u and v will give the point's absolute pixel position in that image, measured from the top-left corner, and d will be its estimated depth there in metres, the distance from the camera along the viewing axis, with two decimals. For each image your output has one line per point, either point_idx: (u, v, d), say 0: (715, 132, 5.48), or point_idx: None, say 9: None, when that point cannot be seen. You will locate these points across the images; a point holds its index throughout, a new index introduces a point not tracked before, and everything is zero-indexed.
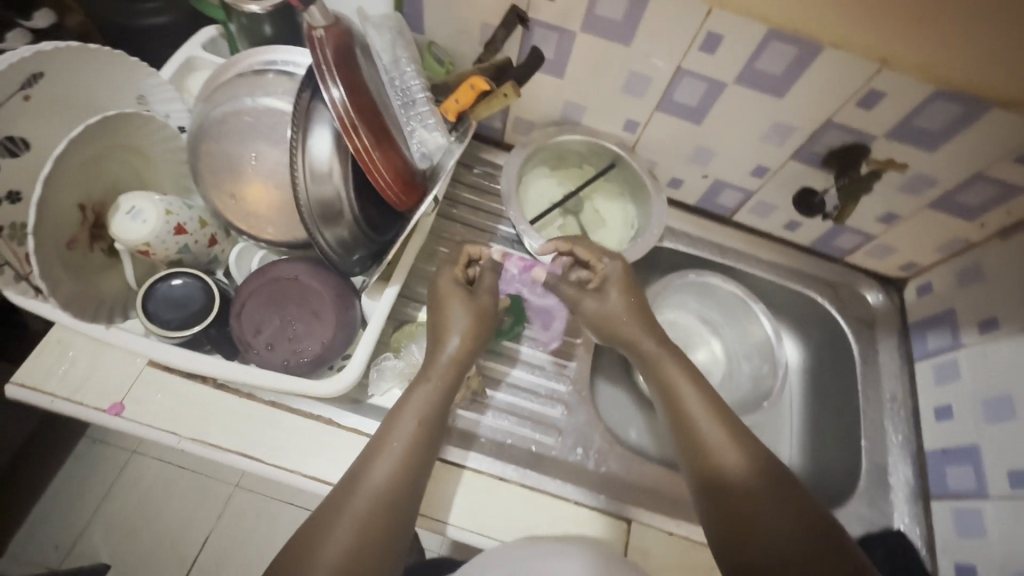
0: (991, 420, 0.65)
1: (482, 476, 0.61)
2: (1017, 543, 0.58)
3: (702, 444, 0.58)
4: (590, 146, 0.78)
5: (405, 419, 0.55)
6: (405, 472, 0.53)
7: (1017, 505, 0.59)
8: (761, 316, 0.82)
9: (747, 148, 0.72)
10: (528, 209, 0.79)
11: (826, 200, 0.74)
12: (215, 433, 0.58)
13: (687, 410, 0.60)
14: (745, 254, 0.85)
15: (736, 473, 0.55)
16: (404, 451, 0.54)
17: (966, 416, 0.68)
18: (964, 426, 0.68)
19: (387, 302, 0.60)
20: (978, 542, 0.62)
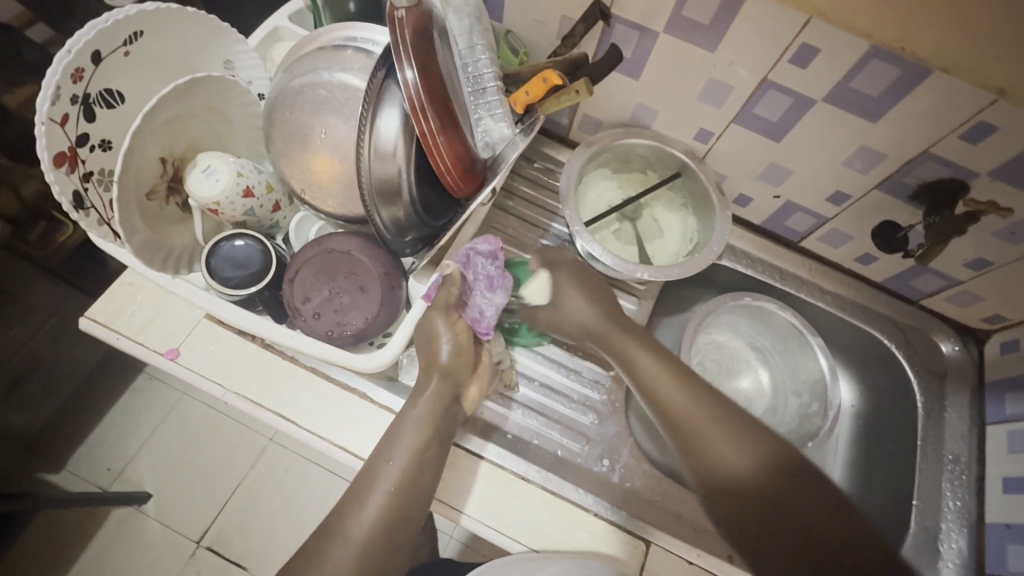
0: None
1: (507, 475, 0.61)
2: None
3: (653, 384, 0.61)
4: (655, 152, 0.75)
5: (394, 447, 0.55)
6: (388, 517, 0.53)
7: None
8: (818, 351, 0.77)
9: (828, 171, 0.67)
10: (583, 210, 0.77)
11: (910, 237, 0.69)
12: (258, 391, 0.61)
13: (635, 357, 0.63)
14: (809, 283, 0.80)
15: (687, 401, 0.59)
16: (394, 483, 0.54)
17: None
18: None
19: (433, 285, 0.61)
20: None
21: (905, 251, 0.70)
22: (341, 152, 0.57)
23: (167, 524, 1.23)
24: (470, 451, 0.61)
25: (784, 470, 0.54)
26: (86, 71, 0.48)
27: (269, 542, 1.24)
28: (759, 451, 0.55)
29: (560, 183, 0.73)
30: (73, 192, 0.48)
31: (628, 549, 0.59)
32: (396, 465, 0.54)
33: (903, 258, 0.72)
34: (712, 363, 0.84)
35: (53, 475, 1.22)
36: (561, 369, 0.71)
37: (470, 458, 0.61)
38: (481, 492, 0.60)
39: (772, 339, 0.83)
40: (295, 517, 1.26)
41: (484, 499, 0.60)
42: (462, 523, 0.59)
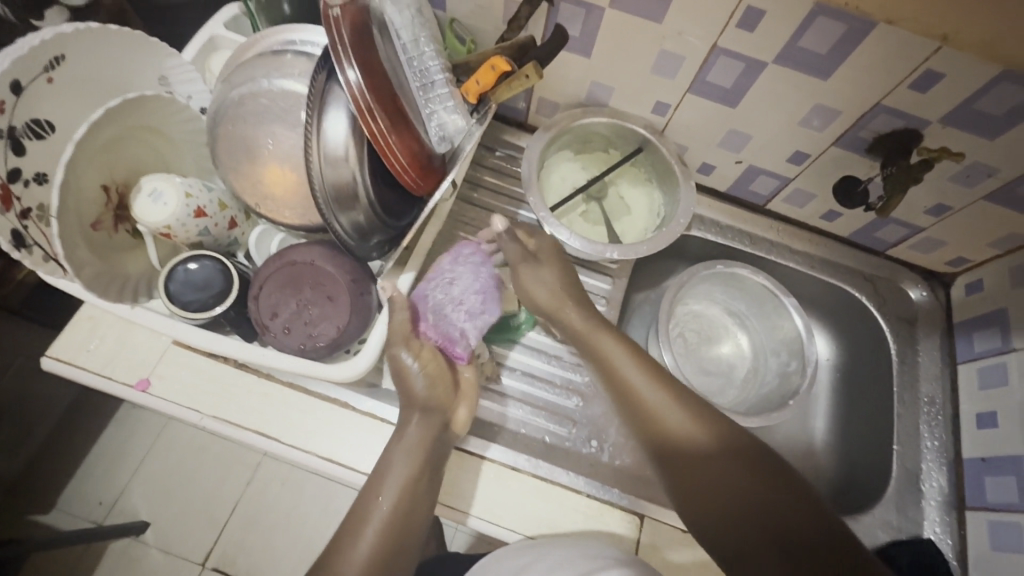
0: None
1: (485, 462, 0.61)
2: None
3: (627, 388, 0.59)
4: (614, 129, 0.75)
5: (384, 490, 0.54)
6: (383, 553, 0.52)
7: None
8: (792, 311, 0.78)
9: (786, 133, 0.67)
10: (548, 194, 0.77)
11: (870, 189, 0.69)
12: (235, 412, 0.60)
13: (617, 367, 0.60)
14: (778, 245, 0.81)
15: (661, 407, 0.56)
16: (383, 519, 0.53)
17: (1012, 425, 0.64)
18: (1009, 434, 0.64)
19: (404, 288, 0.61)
20: (1015, 557, 0.60)
21: (868, 205, 0.71)
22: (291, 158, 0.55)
23: (168, 550, 1.22)
24: (496, 460, 0.61)
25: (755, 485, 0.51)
26: (7, 101, 0.46)
27: (272, 558, 1.23)
28: (733, 451, 0.53)
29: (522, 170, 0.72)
30: (12, 231, 0.46)
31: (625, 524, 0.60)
32: (380, 518, 0.53)
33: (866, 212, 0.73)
34: (691, 333, 0.84)
35: (44, 515, 1.20)
36: (544, 356, 0.71)
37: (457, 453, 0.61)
38: (484, 491, 0.60)
39: (749, 304, 0.84)
40: (297, 530, 1.25)
41: (481, 495, 0.60)
42: (470, 523, 0.59)
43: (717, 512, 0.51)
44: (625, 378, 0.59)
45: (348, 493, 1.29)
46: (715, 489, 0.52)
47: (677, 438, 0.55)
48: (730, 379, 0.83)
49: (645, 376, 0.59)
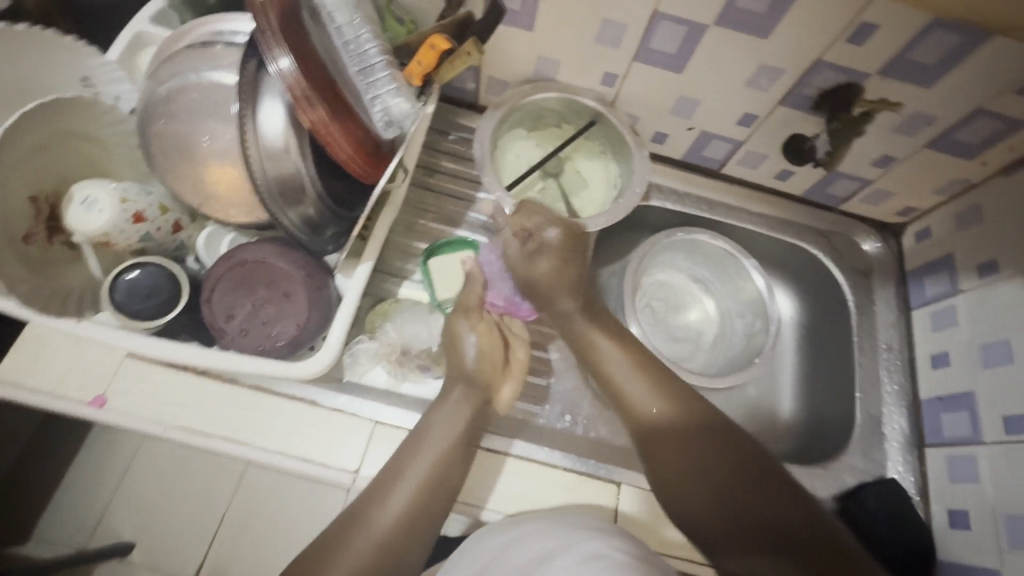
0: (984, 365, 0.64)
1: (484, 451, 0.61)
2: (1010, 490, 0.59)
3: (603, 372, 0.62)
4: (565, 103, 0.74)
5: (424, 451, 0.55)
6: (415, 510, 0.53)
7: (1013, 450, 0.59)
8: (753, 272, 0.80)
9: (733, 96, 0.68)
10: (504, 174, 0.76)
11: (816, 145, 0.70)
12: (199, 420, 0.58)
13: (596, 351, 0.62)
14: (736, 209, 0.82)
15: (633, 388, 0.59)
16: (420, 479, 0.54)
17: (963, 363, 0.67)
18: (960, 373, 0.67)
19: (361, 278, 0.58)
20: (970, 487, 0.63)
21: (815, 160, 0.72)
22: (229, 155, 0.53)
23: (157, 569, 1.20)
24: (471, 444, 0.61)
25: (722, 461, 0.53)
26: None
27: (265, 565, 1.22)
28: (705, 427, 0.55)
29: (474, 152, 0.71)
30: None
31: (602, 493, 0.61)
32: (410, 486, 0.54)
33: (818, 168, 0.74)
34: (659, 303, 0.85)
35: (21, 547, 1.16)
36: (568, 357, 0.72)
37: None
38: (482, 480, 0.60)
39: (713, 266, 0.85)
40: (288, 535, 1.24)
41: None
42: (484, 517, 0.60)
43: (688, 488, 0.53)
44: (604, 362, 0.62)
45: (337, 493, 1.29)
46: (688, 464, 0.54)
47: (648, 414, 0.58)
48: (699, 343, 0.84)
49: (620, 360, 0.61)
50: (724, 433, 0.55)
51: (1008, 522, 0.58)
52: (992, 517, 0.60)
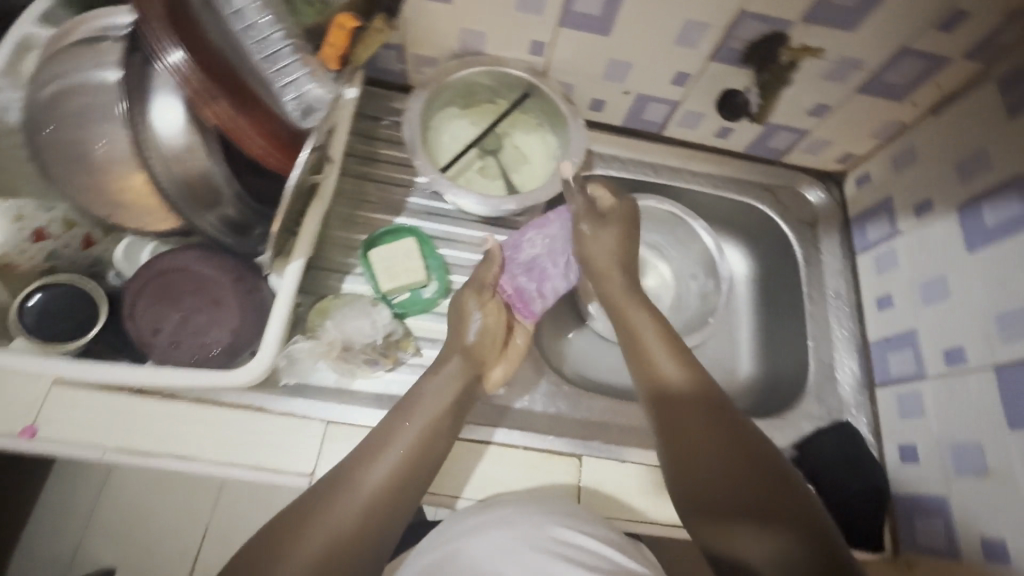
0: (1005, 336, 0.56)
1: (492, 444, 0.64)
2: None
3: (644, 351, 0.62)
4: (633, 103, 0.76)
5: (414, 416, 0.56)
6: (396, 483, 0.52)
7: None
8: (804, 265, 0.80)
9: (811, 87, 0.68)
10: (518, 176, 0.75)
11: (886, 130, 0.72)
12: (221, 448, 0.58)
13: (641, 336, 0.62)
14: (782, 197, 0.83)
15: (661, 361, 0.60)
16: (411, 441, 0.54)
17: (977, 346, 0.58)
18: (976, 370, 0.58)
19: (293, 280, 0.56)
20: (976, 482, 0.56)
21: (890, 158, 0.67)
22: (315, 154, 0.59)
23: None
24: (529, 444, 0.64)
25: (729, 467, 0.52)
26: None
27: None
28: (717, 415, 0.55)
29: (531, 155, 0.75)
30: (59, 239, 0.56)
31: (656, 476, 0.64)
32: (394, 455, 0.53)
33: (889, 158, 0.74)
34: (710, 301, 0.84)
35: None
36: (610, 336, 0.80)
37: (479, 444, 0.63)
38: (538, 473, 0.63)
39: (766, 252, 0.86)
40: None
41: (512, 475, 0.62)
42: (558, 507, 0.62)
43: (704, 483, 0.52)
44: (655, 354, 0.61)
45: None
46: (702, 458, 0.53)
47: (676, 386, 0.58)
48: (749, 336, 0.84)
49: (661, 343, 0.61)
50: (738, 434, 0.54)
51: None
52: None
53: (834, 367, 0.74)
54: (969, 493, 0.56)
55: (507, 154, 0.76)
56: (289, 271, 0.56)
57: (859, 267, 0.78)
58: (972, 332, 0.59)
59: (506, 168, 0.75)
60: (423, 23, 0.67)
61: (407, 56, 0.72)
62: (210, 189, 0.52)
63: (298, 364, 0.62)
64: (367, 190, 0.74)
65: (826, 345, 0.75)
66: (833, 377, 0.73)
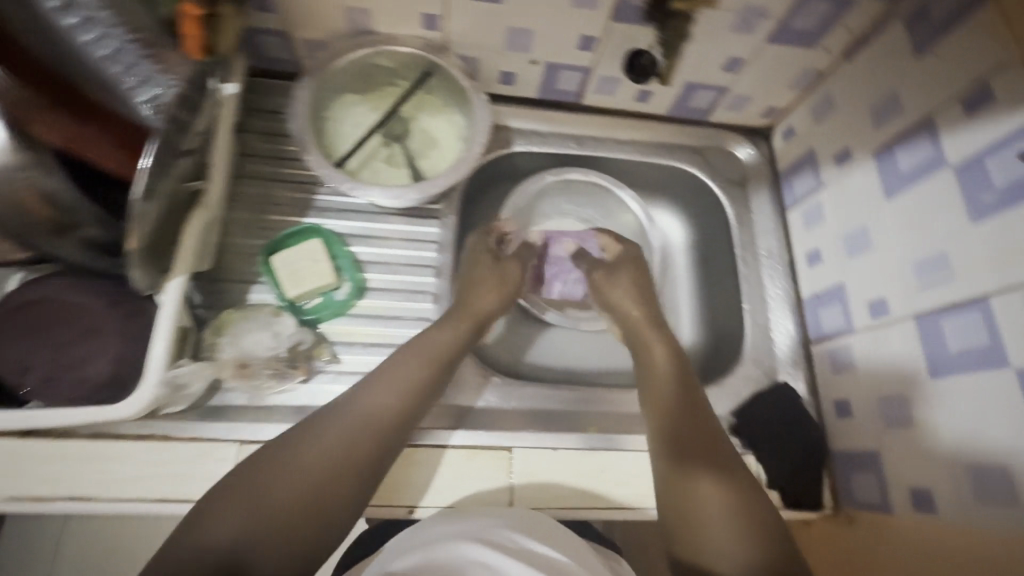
0: (921, 284, 0.54)
1: (448, 449, 0.61)
2: (958, 432, 0.50)
3: (637, 330, 0.66)
4: (543, 73, 0.72)
5: (415, 356, 0.57)
6: (395, 417, 0.52)
7: (959, 390, 0.50)
8: (734, 227, 0.78)
9: (720, 42, 0.65)
10: (425, 163, 0.70)
11: (804, 79, 0.70)
12: (128, 483, 0.54)
13: (628, 313, 0.68)
14: (710, 157, 0.81)
15: (650, 336, 0.65)
16: (412, 379, 0.55)
17: (897, 296, 0.57)
18: (897, 322, 0.56)
19: (175, 296, 0.53)
20: (903, 432, 0.55)
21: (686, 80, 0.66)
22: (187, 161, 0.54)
23: None
24: (461, 446, 0.62)
25: (706, 448, 0.55)
26: None
27: None
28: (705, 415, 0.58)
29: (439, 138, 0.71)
30: None
31: (592, 460, 0.63)
32: (395, 389, 0.53)
33: (810, 109, 0.72)
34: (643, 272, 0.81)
35: None
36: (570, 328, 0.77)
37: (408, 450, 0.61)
38: (472, 477, 0.61)
39: (699, 214, 0.84)
40: None
41: (444, 482, 0.60)
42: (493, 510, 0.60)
43: (682, 451, 0.55)
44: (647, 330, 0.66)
45: None
46: (684, 433, 0.57)
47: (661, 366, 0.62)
48: (689, 304, 0.82)
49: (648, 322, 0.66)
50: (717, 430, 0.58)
51: (970, 472, 0.48)
52: (960, 490, 0.49)
53: (770, 328, 0.72)
54: (898, 443, 0.56)
55: (415, 139, 0.71)
56: (170, 288, 0.53)
57: (789, 223, 0.76)
58: (893, 283, 0.57)
59: (414, 154, 0.71)
60: (300, 5, 0.61)
61: (295, 43, 0.67)
62: (61, 211, 0.47)
63: (188, 388, 0.54)
64: (271, 191, 0.69)
65: (761, 306, 0.74)
66: (770, 338, 0.72)
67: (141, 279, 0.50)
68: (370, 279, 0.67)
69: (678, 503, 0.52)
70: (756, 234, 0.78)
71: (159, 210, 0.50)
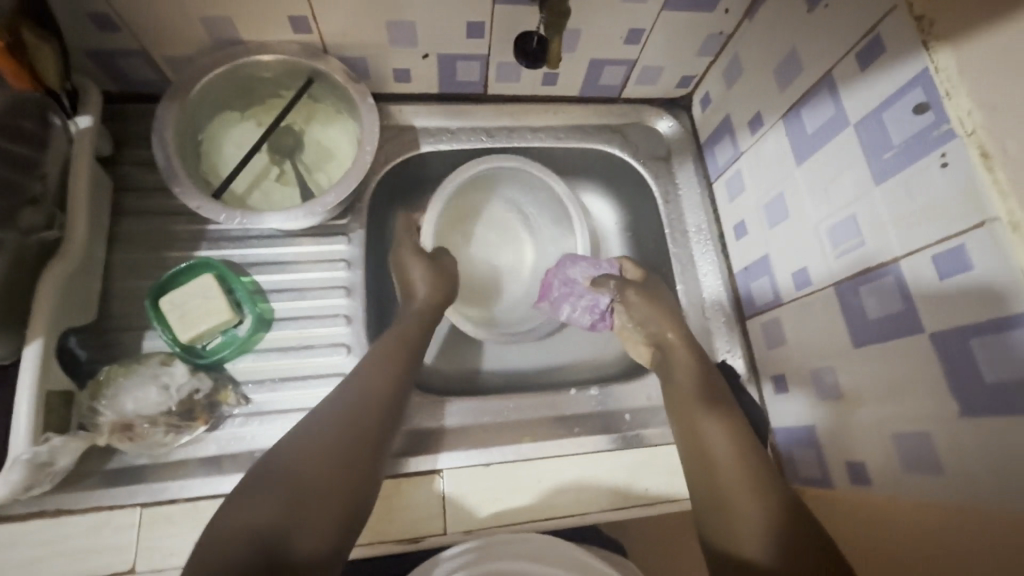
0: (836, 250, 0.52)
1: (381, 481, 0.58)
2: (882, 402, 0.48)
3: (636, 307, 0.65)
4: (438, 66, 0.67)
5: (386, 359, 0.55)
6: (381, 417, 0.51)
7: (880, 357, 0.48)
8: (660, 205, 0.76)
9: (614, 14, 0.61)
10: (320, 177, 0.65)
11: (710, 44, 0.67)
12: (21, 566, 0.50)
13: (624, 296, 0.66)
14: (630, 135, 0.77)
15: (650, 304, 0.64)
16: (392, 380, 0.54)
17: (816, 264, 0.55)
18: (819, 290, 0.54)
19: (33, 362, 0.48)
20: (835, 404, 0.53)
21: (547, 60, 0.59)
22: (33, 211, 0.49)
23: None
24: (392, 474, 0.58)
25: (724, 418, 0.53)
26: None
27: None
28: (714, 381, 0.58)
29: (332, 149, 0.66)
30: None
31: (544, 468, 0.60)
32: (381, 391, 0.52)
33: (722, 74, 0.69)
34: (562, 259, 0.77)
35: None
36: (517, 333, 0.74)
37: None
38: (405, 508, 0.58)
39: (629, 195, 0.80)
40: None
41: (376, 517, 0.57)
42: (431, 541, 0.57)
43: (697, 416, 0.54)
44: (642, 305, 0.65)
45: None
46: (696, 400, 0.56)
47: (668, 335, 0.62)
48: None
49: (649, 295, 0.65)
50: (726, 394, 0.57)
51: (897, 441, 0.46)
52: (889, 462, 0.48)
53: (706, 305, 0.70)
54: (833, 417, 0.54)
55: (308, 152, 0.66)
56: (26, 353, 0.48)
57: (716, 195, 0.73)
58: (812, 251, 0.55)
59: (308, 170, 0.66)
60: (147, 19, 0.55)
61: (158, 62, 0.61)
62: None
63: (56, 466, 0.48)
64: (158, 226, 0.64)
65: (694, 285, 0.71)
66: (706, 317, 0.70)
67: None
68: (276, 309, 0.63)
69: (694, 455, 0.52)
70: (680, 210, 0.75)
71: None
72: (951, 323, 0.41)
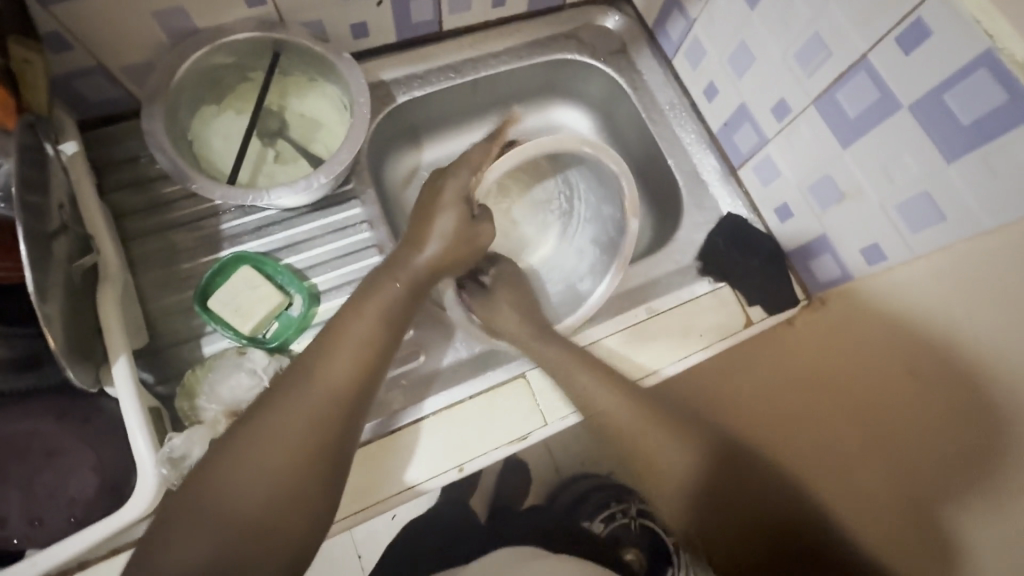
0: (805, 71, 0.58)
1: (471, 400, 0.62)
2: (884, 182, 0.55)
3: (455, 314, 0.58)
4: (392, 14, 0.68)
5: (344, 333, 0.50)
6: (346, 397, 0.48)
7: (875, 145, 0.54)
8: (628, 95, 0.80)
9: None
10: (313, 147, 0.67)
11: None
12: None
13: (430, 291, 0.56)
14: (582, 38, 0.80)
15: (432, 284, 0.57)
16: (355, 345, 0.50)
17: (790, 92, 0.61)
18: (801, 114, 0.61)
19: (125, 378, 0.49)
20: (837, 205, 0.61)
21: None
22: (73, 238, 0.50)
23: None
24: (482, 390, 0.63)
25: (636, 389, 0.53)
26: None
27: None
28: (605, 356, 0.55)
29: (316, 118, 0.67)
30: None
31: None
32: (344, 358, 0.49)
33: None
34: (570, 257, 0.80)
35: None
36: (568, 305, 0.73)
37: (438, 414, 0.61)
38: (505, 414, 0.62)
39: (595, 95, 0.85)
40: None
41: (482, 430, 0.61)
42: (537, 437, 0.62)
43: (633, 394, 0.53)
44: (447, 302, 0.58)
45: None
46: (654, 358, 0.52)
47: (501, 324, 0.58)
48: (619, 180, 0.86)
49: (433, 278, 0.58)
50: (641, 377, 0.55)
51: (903, 208, 0.54)
52: (900, 230, 0.55)
53: (698, 169, 0.76)
54: (840, 215, 0.61)
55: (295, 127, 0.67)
56: (117, 371, 0.49)
57: (678, 70, 0.78)
58: (783, 81, 0.61)
59: (303, 143, 0.67)
60: (98, 29, 0.53)
61: (116, 76, 0.59)
62: None
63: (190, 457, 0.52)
64: (172, 240, 0.63)
65: (683, 155, 0.77)
66: (701, 178, 0.76)
67: (84, 376, 0.48)
68: (317, 283, 0.64)
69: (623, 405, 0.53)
70: (648, 93, 0.79)
71: (55, 308, 0.44)
72: (926, 88, 0.48)
